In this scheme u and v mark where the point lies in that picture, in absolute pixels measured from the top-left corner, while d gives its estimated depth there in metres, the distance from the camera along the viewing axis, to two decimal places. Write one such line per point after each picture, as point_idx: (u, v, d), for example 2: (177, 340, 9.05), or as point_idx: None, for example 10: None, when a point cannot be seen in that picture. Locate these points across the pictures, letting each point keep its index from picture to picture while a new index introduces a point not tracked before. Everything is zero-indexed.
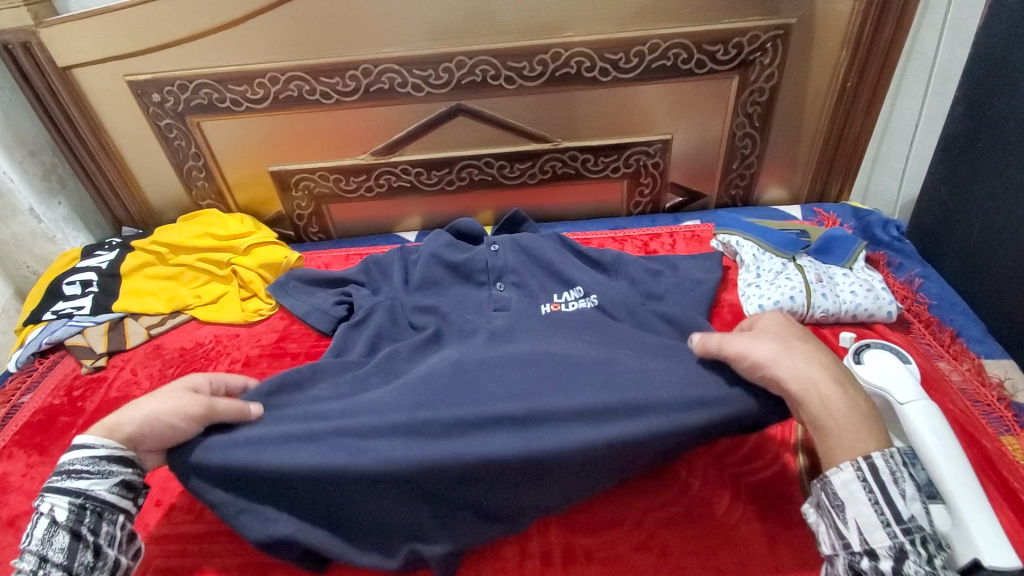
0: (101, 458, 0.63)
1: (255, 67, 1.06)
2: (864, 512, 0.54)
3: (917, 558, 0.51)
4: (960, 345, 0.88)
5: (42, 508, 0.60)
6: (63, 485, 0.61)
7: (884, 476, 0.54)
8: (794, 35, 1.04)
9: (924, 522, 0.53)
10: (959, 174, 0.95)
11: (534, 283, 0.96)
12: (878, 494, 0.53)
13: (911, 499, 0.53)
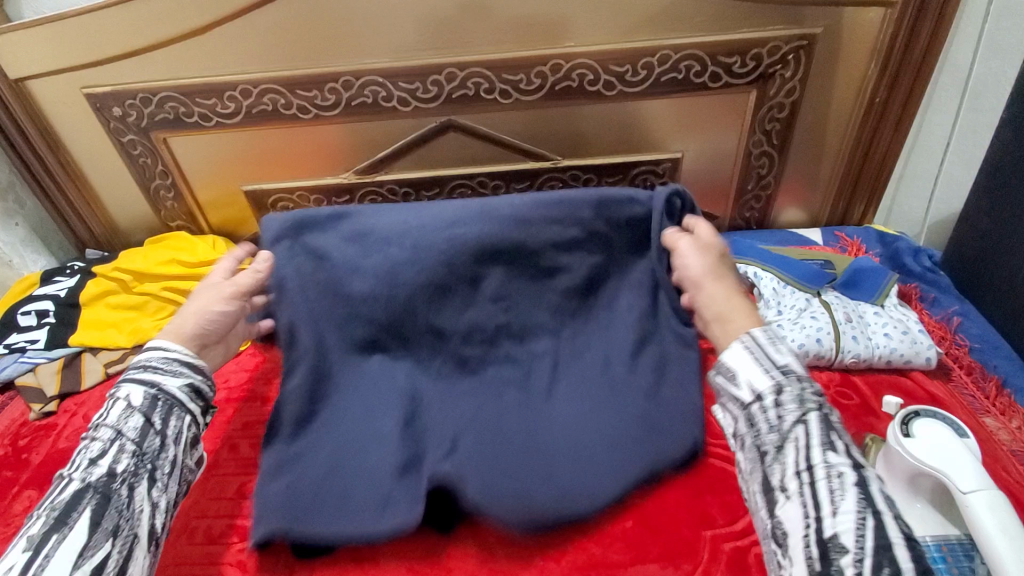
0: (176, 359, 0.68)
1: (225, 79, 0.96)
2: (750, 371, 0.56)
3: (798, 390, 0.53)
4: (1007, 398, 0.79)
5: (118, 395, 0.64)
6: (143, 376, 0.66)
7: (761, 338, 0.57)
8: (818, 45, 0.94)
9: (803, 367, 0.55)
10: (1005, 202, 0.85)
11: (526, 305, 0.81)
12: (759, 350, 0.56)
13: (786, 352, 0.56)
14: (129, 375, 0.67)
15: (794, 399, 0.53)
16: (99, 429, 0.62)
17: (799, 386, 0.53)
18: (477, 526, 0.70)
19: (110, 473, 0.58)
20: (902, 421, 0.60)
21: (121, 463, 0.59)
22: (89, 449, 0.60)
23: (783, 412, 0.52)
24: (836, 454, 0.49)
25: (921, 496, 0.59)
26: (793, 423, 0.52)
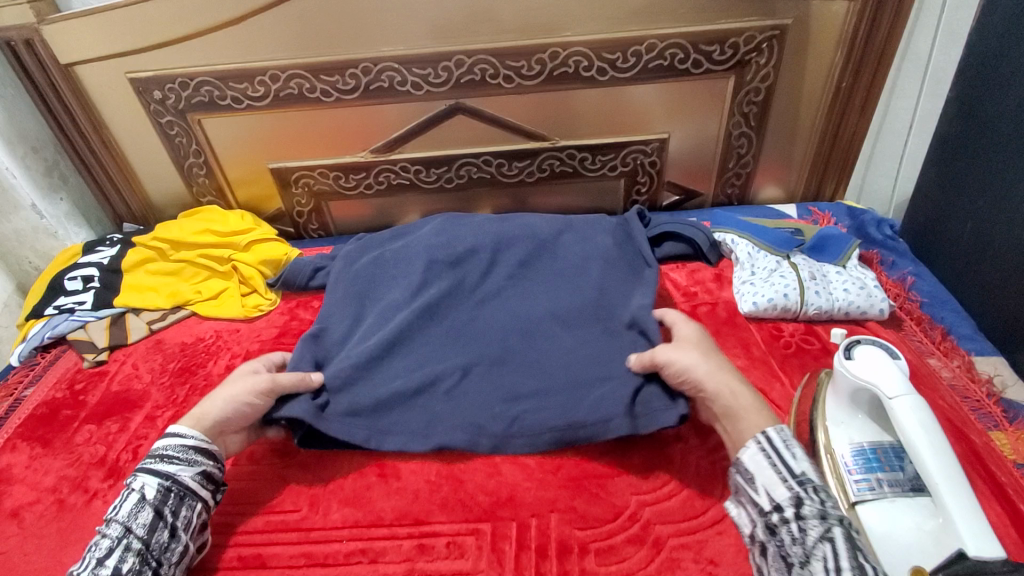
0: (190, 446, 0.70)
1: (256, 65, 1.07)
2: (768, 477, 0.60)
3: (815, 506, 0.56)
4: (950, 342, 0.90)
5: (131, 485, 0.66)
6: (155, 467, 0.67)
7: (776, 439, 0.62)
8: (790, 35, 1.05)
9: (816, 476, 0.59)
10: (953, 173, 0.96)
11: (528, 278, 0.97)
12: (775, 458, 0.60)
13: (803, 460, 0.61)
14: (146, 459, 0.69)
15: (814, 516, 0.56)
16: (112, 520, 0.63)
17: (817, 500, 0.57)
18: None
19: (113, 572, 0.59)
20: (849, 345, 0.71)
21: (125, 561, 0.60)
22: (100, 544, 0.62)
23: (807, 528, 0.55)
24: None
25: (861, 409, 0.70)
26: (817, 541, 0.54)
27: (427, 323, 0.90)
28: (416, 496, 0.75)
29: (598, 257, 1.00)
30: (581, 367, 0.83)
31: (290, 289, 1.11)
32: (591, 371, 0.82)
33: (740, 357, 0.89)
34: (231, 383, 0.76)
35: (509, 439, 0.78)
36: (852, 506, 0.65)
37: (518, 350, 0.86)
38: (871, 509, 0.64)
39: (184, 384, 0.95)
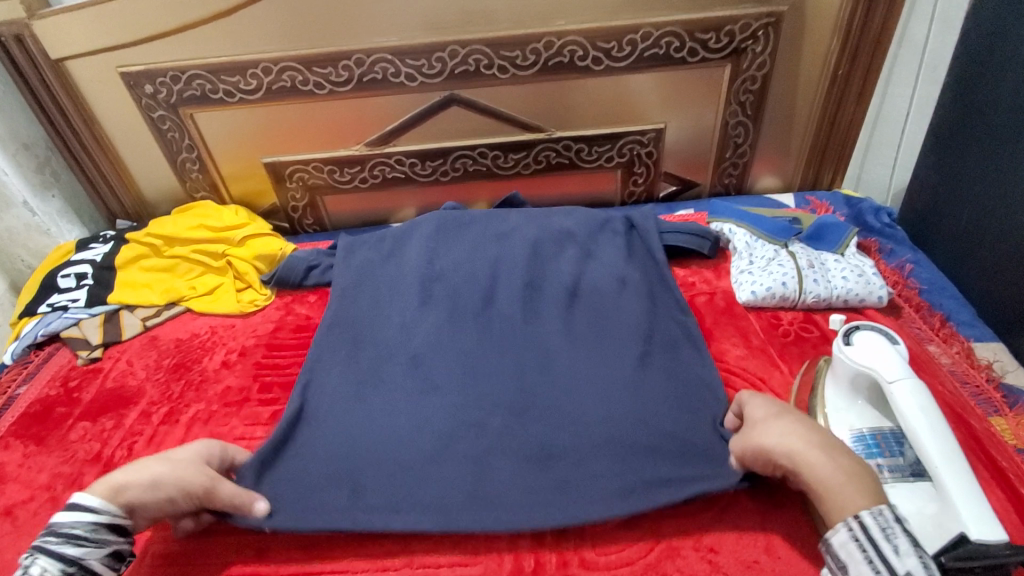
0: (101, 525, 0.61)
1: (247, 57, 1.06)
2: (861, 573, 0.53)
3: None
4: (949, 329, 0.90)
5: (27, 572, 0.58)
6: (58, 549, 0.59)
7: (873, 528, 0.54)
8: (785, 22, 1.05)
9: (927, 575, 0.51)
10: (950, 160, 0.96)
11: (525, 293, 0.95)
12: (871, 553, 0.53)
13: (907, 554, 0.52)
14: (45, 537, 0.60)
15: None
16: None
17: None
18: None
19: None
20: (851, 330, 0.70)
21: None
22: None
23: None
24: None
25: (861, 394, 0.70)
26: None
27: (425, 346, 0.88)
28: None
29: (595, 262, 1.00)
30: (579, 396, 0.80)
31: (285, 286, 1.10)
32: (591, 397, 0.79)
33: (740, 346, 0.89)
34: (173, 464, 0.66)
35: (505, 452, 0.75)
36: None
37: (521, 378, 0.82)
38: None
39: (180, 380, 0.94)
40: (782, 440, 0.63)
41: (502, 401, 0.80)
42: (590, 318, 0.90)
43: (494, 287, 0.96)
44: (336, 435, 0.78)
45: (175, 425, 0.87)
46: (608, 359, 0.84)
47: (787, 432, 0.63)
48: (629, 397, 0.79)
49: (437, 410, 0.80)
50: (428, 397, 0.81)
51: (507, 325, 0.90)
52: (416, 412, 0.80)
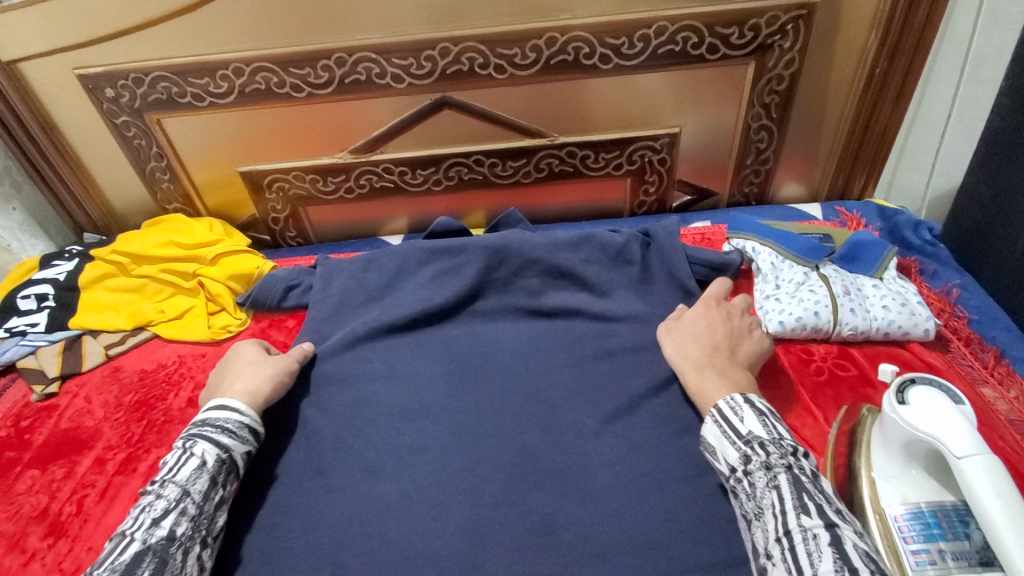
0: (246, 424, 0.68)
1: (216, 57, 0.95)
2: (722, 445, 0.62)
3: (764, 458, 0.58)
4: (1005, 367, 0.79)
5: (190, 450, 0.62)
6: (214, 436, 0.64)
7: (724, 410, 0.63)
8: (818, 14, 0.93)
9: (766, 432, 0.60)
10: (1006, 172, 0.85)
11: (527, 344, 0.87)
12: (724, 425, 0.62)
13: (752, 421, 0.61)
14: (199, 430, 0.65)
15: (761, 467, 0.57)
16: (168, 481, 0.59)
17: (763, 454, 0.58)
18: (474, 497, 0.70)
19: (169, 536, 0.56)
20: (907, 387, 0.60)
21: (181, 525, 0.57)
22: (156, 499, 0.58)
23: (755, 481, 0.57)
24: (810, 515, 0.52)
25: (916, 464, 0.60)
26: (766, 490, 0.56)
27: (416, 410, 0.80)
28: (395, 561, 0.65)
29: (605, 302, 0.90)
30: (586, 474, 0.71)
31: (261, 309, 1.00)
32: (601, 476, 0.71)
33: (768, 387, 0.79)
34: (268, 365, 0.78)
35: (504, 536, 0.67)
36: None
37: (525, 451, 0.74)
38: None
39: (141, 421, 0.85)
40: (683, 350, 0.75)
41: (504, 479, 0.71)
42: (601, 376, 0.81)
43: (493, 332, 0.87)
44: (316, 513, 0.70)
45: (131, 475, 0.78)
46: (618, 420, 0.76)
47: (697, 325, 0.77)
48: (642, 474, 0.70)
49: (427, 488, 0.71)
50: (420, 472, 0.73)
51: (504, 383, 0.82)
52: (404, 480, 0.72)
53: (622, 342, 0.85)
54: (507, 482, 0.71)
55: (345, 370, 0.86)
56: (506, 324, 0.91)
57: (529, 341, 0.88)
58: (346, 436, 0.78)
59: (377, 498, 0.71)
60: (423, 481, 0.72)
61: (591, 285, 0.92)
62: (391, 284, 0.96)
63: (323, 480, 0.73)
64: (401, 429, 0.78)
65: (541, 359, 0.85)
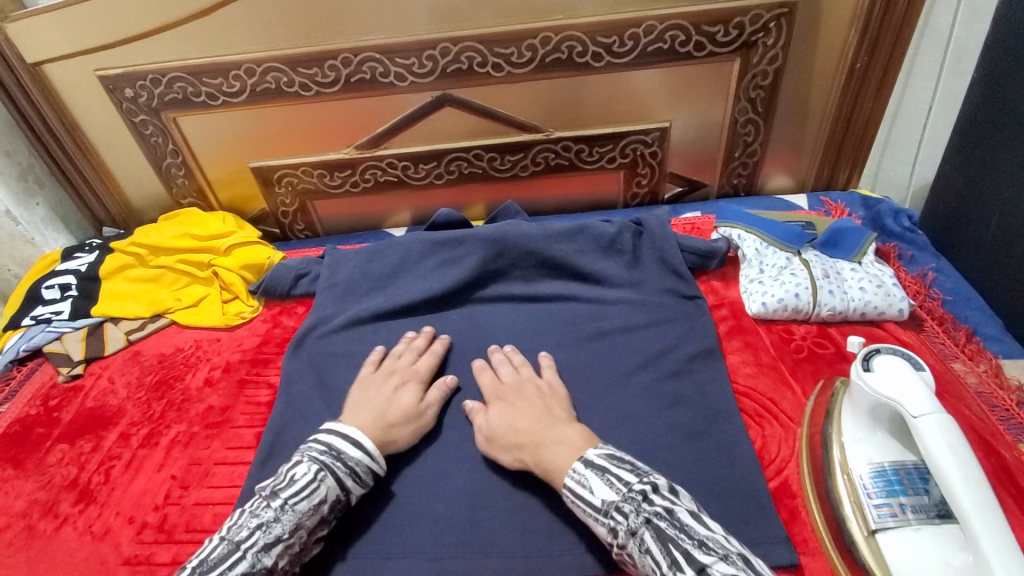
0: (370, 470, 0.69)
1: (230, 58, 1.01)
2: (586, 517, 0.61)
3: (625, 524, 0.57)
4: (976, 344, 0.83)
5: (320, 485, 0.64)
6: (341, 481, 0.66)
7: (572, 485, 0.62)
8: (799, 13, 0.98)
9: (613, 492, 0.60)
10: (978, 161, 0.89)
11: (525, 326, 0.93)
12: (576, 496, 0.62)
13: (598, 484, 0.61)
14: (334, 459, 0.67)
15: (626, 534, 0.57)
16: (292, 505, 0.62)
17: (621, 520, 0.58)
18: (473, 464, 0.75)
19: (271, 568, 0.60)
20: (890, 355, 0.64)
21: (282, 557, 0.61)
22: (274, 522, 0.61)
23: (631, 550, 0.57)
24: (680, 570, 0.53)
25: (882, 427, 0.65)
26: (642, 556, 0.56)
27: (420, 388, 0.85)
28: (401, 520, 0.71)
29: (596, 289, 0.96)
30: None
31: (272, 296, 1.06)
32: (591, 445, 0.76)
33: (750, 364, 0.84)
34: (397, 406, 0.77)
35: (501, 499, 0.72)
36: (871, 534, 0.60)
37: None
38: (891, 539, 0.59)
39: (161, 399, 0.91)
40: (504, 445, 0.72)
41: None
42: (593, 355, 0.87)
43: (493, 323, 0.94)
44: None
45: (154, 449, 0.83)
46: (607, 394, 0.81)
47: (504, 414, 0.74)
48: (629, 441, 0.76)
49: (429, 457, 0.77)
50: (424, 443, 0.78)
51: (502, 363, 0.88)
52: (408, 449, 0.78)
53: (614, 323, 0.90)
54: None
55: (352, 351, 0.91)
56: (504, 309, 0.96)
57: (526, 324, 0.93)
58: None
59: (384, 467, 0.76)
60: (426, 450, 0.77)
61: (583, 272, 0.98)
62: (395, 273, 1.02)
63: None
64: None
65: (536, 340, 0.91)
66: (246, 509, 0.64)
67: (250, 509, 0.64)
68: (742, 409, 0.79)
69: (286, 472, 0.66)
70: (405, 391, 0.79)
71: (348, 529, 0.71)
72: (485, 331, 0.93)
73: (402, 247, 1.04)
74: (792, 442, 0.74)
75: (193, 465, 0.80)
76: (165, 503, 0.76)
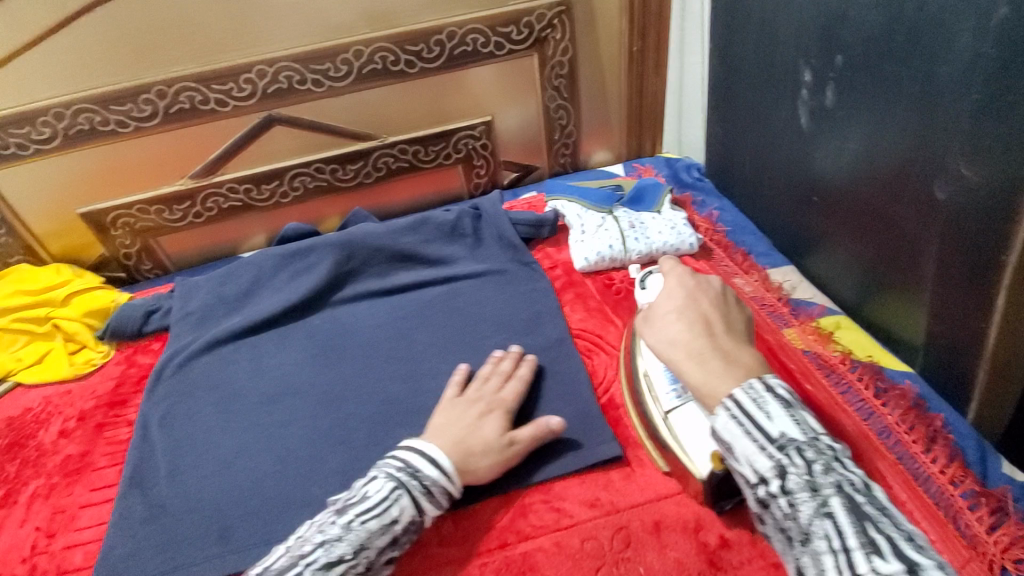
0: (439, 483, 0.65)
1: (33, 104, 0.98)
2: (744, 446, 0.50)
3: (805, 474, 0.47)
4: (750, 261, 1.02)
5: (392, 500, 0.62)
6: (421, 489, 0.64)
7: (742, 402, 0.52)
8: (575, 10, 1.14)
9: (798, 431, 0.49)
10: (727, 115, 1.09)
11: (385, 317, 1.00)
12: (748, 424, 0.50)
13: (781, 418, 0.50)
14: (411, 478, 0.64)
15: (805, 488, 0.47)
16: (361, 521, 0.60)
17: (803, 465, 0.47)
18: (346, 447, 0.81)
19: None
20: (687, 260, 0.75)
21: None
22: (340, 539, 0.59)
23: (798, 504, 0.46)
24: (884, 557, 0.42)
25: None
26: (814, 518, 0.45)
27: (287, 392, 0.90)
28: (278, 510, 0.75)
29: (446, 273, 1.05)
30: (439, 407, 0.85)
31: (123, 338, 1.03)
32: None
33: (580, 311, 0.97)
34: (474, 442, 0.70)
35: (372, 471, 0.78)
36: (666, 415, 0.71)
37: (386, 405, 0.86)
38: (681, 415, 0.69)
39: (13, 461, 0.87)
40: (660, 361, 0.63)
41: (369, 428, 0.83)
42: (447, 330, 0.96)
43: (352, 321, 1.00)
44: (202, 492, 0.78)
45: (12, 507, 0.81)
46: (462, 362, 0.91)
47: (674, 304, 0.65)
48: None
49: (302, 450, 0.82)
50: (296, 439, 0.83)
51: (365, 354, 0.94)
52: (280, 448, 0.83)
53: (465, 299, 1.00)
54: (372, 430, 0.83)
55: (217, 372, 0.93)
56: (362, 306, 1.02)
57: (385, 315, 1.00)
58: (224, 426, 0.86)
59: (257, 470, 0.80)
60: (298, 445, 0.82)
61: (431, 260, 1.07)
62: (250, 292, 1.04)
63: (212, 453, 0.83)
64: (272, 411, 0.88)
65: (396, 327, 0.98)
66: (315, 524, 0.62)
67: (317, 522, 0.62)
68: (576, 347, 0.92)
69: (359, 487, 0.64)
70: (490, 420, 0.73)
71: (229, 529, 0.74)
72: (346, 328, 0.99)
73: (251, 268, 1.06)
74: (616, 366, 0.88)
75: (57, 513, 0.80)
76: (33, 552, 0.75)
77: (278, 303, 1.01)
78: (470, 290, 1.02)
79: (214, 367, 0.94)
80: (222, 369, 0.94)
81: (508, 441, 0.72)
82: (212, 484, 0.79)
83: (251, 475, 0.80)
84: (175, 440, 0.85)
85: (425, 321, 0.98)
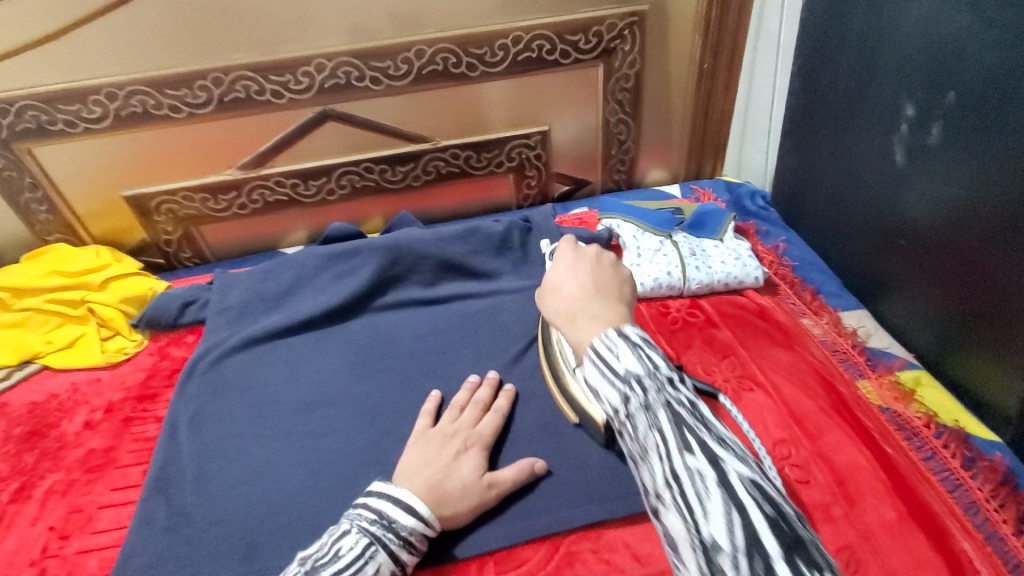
0: (418, 533, 0.62)
1: (87, 83, 0.96)
2: (598, 386, 0.49)
3: (642, 396, 0.45)
4: (820, 301, 0.96)
5: (367, 557, 0.59)
6: (397, 543, 0.61)
7: (601, 351, 0.49)
8: (648, 22, 1.08)
9: (640, 363, 0.47)
10: (805, 144, 1.02)
11: (426, 329, 0.95)
12: (602, 367, 0.48)
13: (625, 356, 0.47)
14: (386, 531, 0.61)
15: (640, 408, 0.45)
16: None
17: (640, 391, 0.46)
18: (380, 469, 0.77)
19: None
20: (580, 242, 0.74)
21: None
22: None
23: (635, 425, 0.45)
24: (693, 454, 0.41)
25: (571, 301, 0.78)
26: (647, 431, 0.44)
27: (321, 401, 0.86)
28: (305, 532, 0.71)
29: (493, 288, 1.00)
30: None
31: (157, 328, 1.00)
32: None
33: None
34: (454, 483, 0.66)
35: None
36: None
37: None
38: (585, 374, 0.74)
39: (34, 450, 0.84)
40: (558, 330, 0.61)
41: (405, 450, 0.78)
42: (491, 348, 0.91)
43: (392, 331, 0.95)
44: (226, 505, 0.74)
45: (29, 501, 0.78)
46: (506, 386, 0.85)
47: (561, 273, 0.63)
48: (528, 426, 0.79)
49: (333, 467, 0.77)
50: (328, 455, 0.79)
51: (403, 368, 0.89)
52: (311, 463, 0.78)
53: (511, 317, 0.95)
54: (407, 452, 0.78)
55: (249, 374, 0.90)
56: (404, 315, 0.98)
57: (426, 327, 0.96)
58: (254, 434, 0.82)
59: (286, 485, 0.76)
60: (329, 462, 0.78)
61: (478, 273, 1.02)
62: (290, 292, 1.01)
63: (240, 461, 0.79)
64: (305, 422, 0.83)
65: (437, 342, 0.93)
66: None
67: None
68: None
69: (331, 543, 0.60)
70: (467, 459, 0.69)
71: (252, 547, 0.70)
72: (385, 339, 0.94)
73: (293, 267, 1.02)
74: None
75: (75, 512, 0.76)
76: (44, 555, 0.72)
77: (318, 306, 0.97)
78: (516, 307, 0.97)
79: (246, 368, 0.91)
80: (254, 372, 0.90)
81: (488, 483, 0.68)
82: (237, 496, 0.75)
83: (279, 490, 0.75)
84: (201, 444, 0.81)
85: (470, 337, 0.93)
